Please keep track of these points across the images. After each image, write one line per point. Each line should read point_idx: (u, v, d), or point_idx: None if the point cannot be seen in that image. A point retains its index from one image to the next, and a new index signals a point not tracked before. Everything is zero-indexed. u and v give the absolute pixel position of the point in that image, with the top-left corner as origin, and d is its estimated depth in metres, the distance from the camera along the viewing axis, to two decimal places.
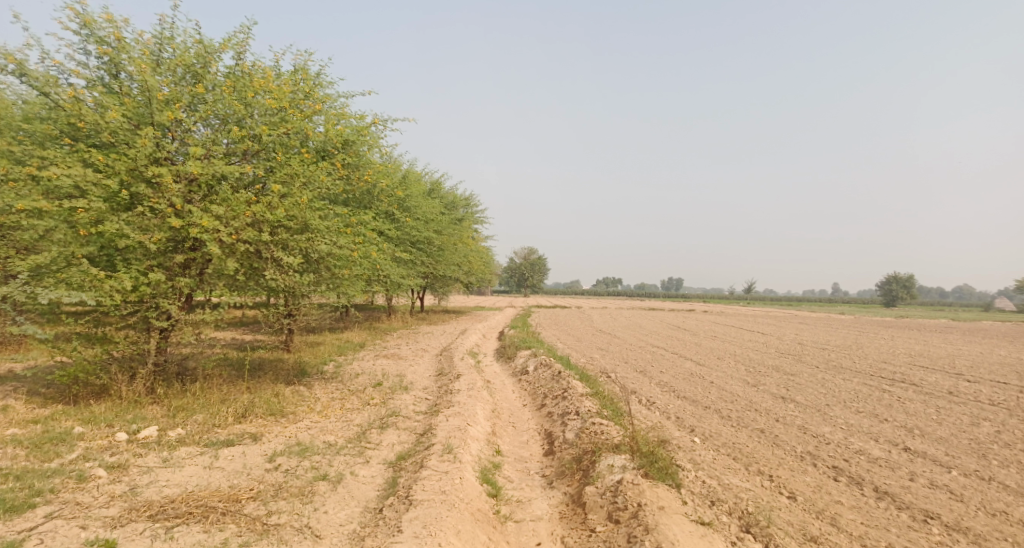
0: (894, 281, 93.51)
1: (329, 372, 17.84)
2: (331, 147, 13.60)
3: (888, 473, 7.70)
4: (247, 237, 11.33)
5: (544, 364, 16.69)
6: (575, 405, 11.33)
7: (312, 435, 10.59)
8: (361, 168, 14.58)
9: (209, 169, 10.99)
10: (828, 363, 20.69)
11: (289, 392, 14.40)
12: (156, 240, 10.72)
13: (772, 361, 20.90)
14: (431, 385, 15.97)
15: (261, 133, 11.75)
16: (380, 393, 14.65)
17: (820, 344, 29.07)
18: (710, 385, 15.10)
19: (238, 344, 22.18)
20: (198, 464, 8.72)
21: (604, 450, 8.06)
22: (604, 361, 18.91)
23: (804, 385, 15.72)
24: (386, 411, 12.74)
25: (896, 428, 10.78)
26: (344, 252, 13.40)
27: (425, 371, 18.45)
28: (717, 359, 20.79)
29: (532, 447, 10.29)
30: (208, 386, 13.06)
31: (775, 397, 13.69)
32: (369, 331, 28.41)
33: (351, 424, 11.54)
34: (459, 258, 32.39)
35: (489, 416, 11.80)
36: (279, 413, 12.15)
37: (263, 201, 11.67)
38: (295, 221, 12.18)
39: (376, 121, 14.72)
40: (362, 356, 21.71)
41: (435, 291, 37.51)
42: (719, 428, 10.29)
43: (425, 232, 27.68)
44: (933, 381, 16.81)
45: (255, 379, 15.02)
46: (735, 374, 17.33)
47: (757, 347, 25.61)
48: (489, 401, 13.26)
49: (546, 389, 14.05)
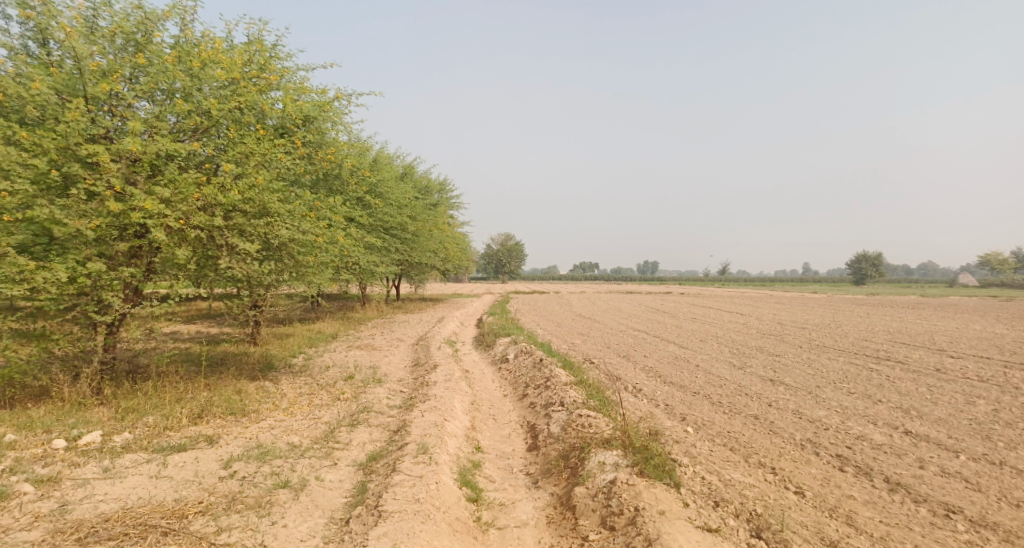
0: (863, 260, 95.03)
1: (298, 364, 16.98)
2: (290, 124, 12.63)
3: (895, 460, 7.20)
4: (198, 222, 10.41)
5: (524, 352, 16.04)
6: (559, 395, 10.68)
7: (275, 436, 9.77)
8: (325, 147, 13.61)
9: (153, 147, 10.02)
10: (811, 343, 20.36)
11: (253, 389, 13.52)
12: (95, 226, 9.76)
13: (755, 342, 20.56)
14: (406, 376, 15.20)
15: (212, 108, 10.75)
16: (352, 387, 13.83)
17: (799, 323, 28.88)
18: (696, 369, 14.58)
19: (202, 338, 21.10)
20: (142, 473, 7.88)
21: (593, 445, 7.41)
22: (586, 347, 18.32)
23: (791, 366, 15.31)
24: (357, 406, 11.96)
25: (892, 409, 10.35)
26: (309, 238, 12.49)
27: (400, 362, 17.67)
28: (700, 342, 20.34)
29: (514, 442, 9.62)
30: (162, 385, 12.15)
31: (764, 380, 13.21)
32: (342, 321, 27.46)
33: (319, 422, 10.74)
34: (435, 245, 31.47)
35: (467, 409, 11.09)
36: (240, 412, 11.29)
37: (215, 182, 10.72)
38: (252, 205, 11.24)
39: (340, 96, 13.73)
40: (334, 348, 20.82)
41: (410, 278, 36.56)
42: (711, 416, 9.73)
43: (398, 218, 26.72)
44: (919, 358, 16.55)
45: (216, 375, 14.11)
46: (720, 357, 16.86)
47: (738, 328, 25.33)
48: (467, 392, 12.55)
49: (528, 378, 13.38)
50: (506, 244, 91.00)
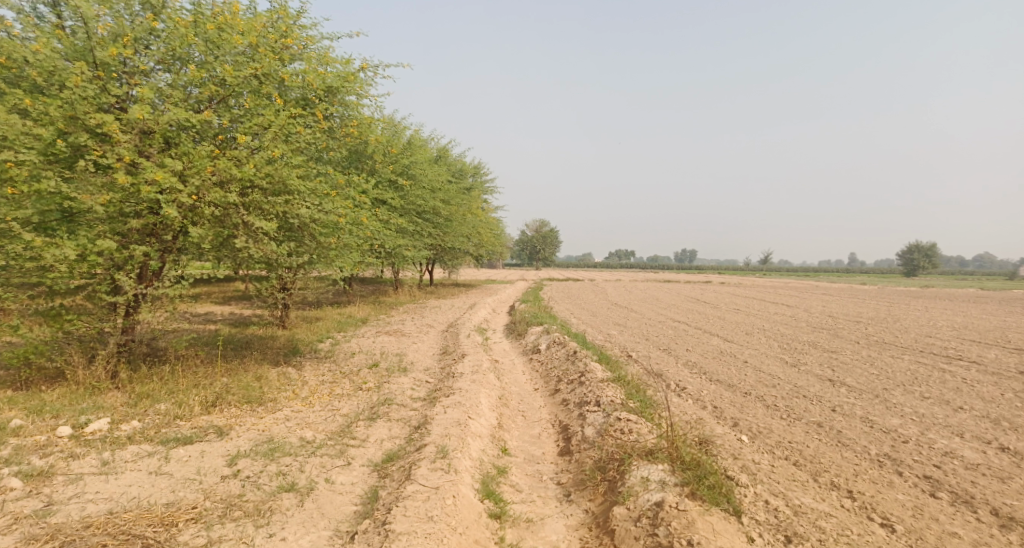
0: (915, 250, 90.72)
1: (324, 350, 16.40)
2: (312, 97, 11.88)
3: (1001, 486, 6.10)
4: (213, 199, 9.72)
5: (558, 342, 15.12)
6: (595, 393, 9.73)
7: (289, 429, 9.07)
8: (351, 122, 12.84)
9: (165, 117, 9.36)
10: (868, 338, 18.88)
11: (274, 375, 12.91)
12: (105, 202, 9.16)
13: (807, 336, 19.19)
14: (433, 366, 14.44)
15: (228, 75, 10.04)
16: (375, 377, 13.13)
17: (852, 316, 27.14)
18: (745, 366, 13.41)
19: (230, 321, 20.73)
20: (142, 468, 7.20)
21: (635, 457, 6.46)
22: (623, 338, 17.26)
23: (851, 364, 14.00)
24: (378, 397, 11.23)
25: (976, 419, 9.10)
26: (331, 218, 11.75)
27: (428, 350, 16.96)
28: (746, 335, 19.07)
29: (545, 445, 8.72)
30: (181, 370, 11.58)
31: (822, 380, 12.01)
32: (372, 306, 26.93)
33: (337, 414, 10.02)
34: (468, 230, 30.65)
35: (495, 405, 10.22)
36: (256, 401, 10.65)
37: (230, 155, 10.02)
38: (270, 181, 10.52)
39: (365, 67, 12.92)
40: (363, 333, 20.24)
41: (443, 263, 35.89)
42: (767, 422, 8.65)
43: (431, 201, 25.94)
44: (994, 358, 15.02)
45: (237, 360, 13.55)
46: (769, 352, 15.62)
47: (787, 321, 23.87)
48: (496, 386, 11.70)
49: (561, 373, 12.44)
50: (542, 230, 89.77)
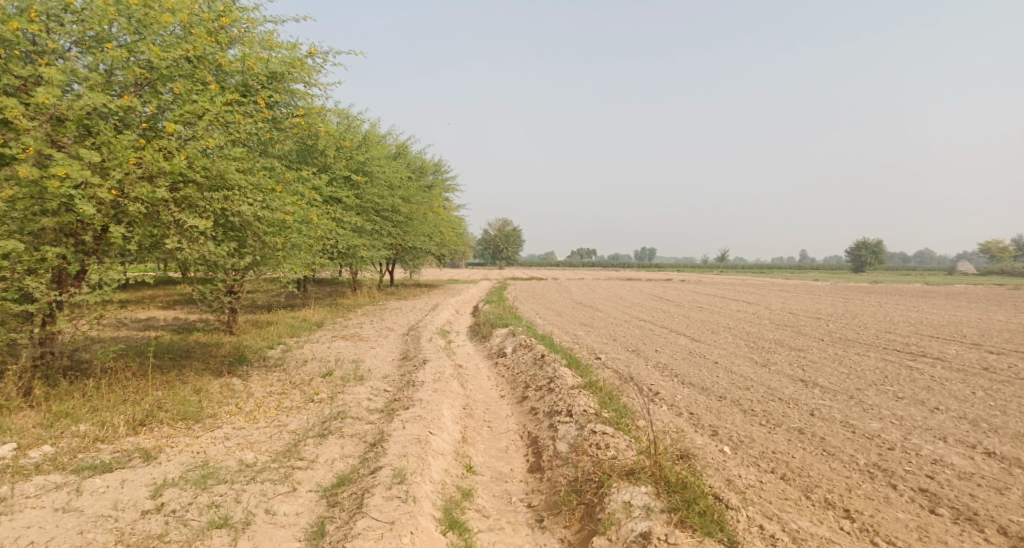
0: (863, 247, 93.40)
1: (273, 357, 15.39)
2: (253, 83, 10.96)
3: (1001, 500, 5.75)
4: (138, 195, 8.76)
5: (524, 345, 14.48)
6: (566, 401, 9.12)
7: (227, 450, 8.17)
8: (299, 112, 11.95)
9: (80, 102, 8.41)
10: (832, 335, 18.82)
11: (216, 388, 11.88)
12: (10, 198, 8.18)
13: (773, 334, 19.02)
14: (391, 373, 13.60)
15: (154, 57, 9.10)
16: (328, 386, 12.25)
17: (813, 313, 27.28)
18: (716, 367, 13.02)
19: (173, 328, 19.41)
20: (46, 505, 6.29)
21: (615, 477, 5.91)
22: (590, 340, 16.73)
23: (820, 363, 13.74)
24: (331, 410, 10.38)
25: (956, 420, 8.82)
26: (276, 216, 10.86)
27: (387, 355, 16.11)
28: (712, 334, 18.79)
29: (513, 460, 8.06)
30: (108, 385, 10.49)
31: (794, 381, 11.68)
32: (329, 309, 25.79)
33: (284, 431, 9.15)
34: (429, 229, 29.74)
35: (458, 416, 9.50)
36: (193, 417, 9.67)
37: (157, 146, 9.08)
38: (203, 173, 9.59)
39: (313, 52, 12.01)
40: (317, 338, 19.18)
41: (403, 264, 34.85)
42: (747, 429, 8.17)
43: (389, 199, 24.99)
44: (957, 354, 15.01)
45: (176, 371, 12.45)
46: (738, 352, 15.29)
47: (751, 319, 23.79)
48: (459, 395, 10.98)
49: (528, 379, 11.81)
50: (503, 229, 89.10)
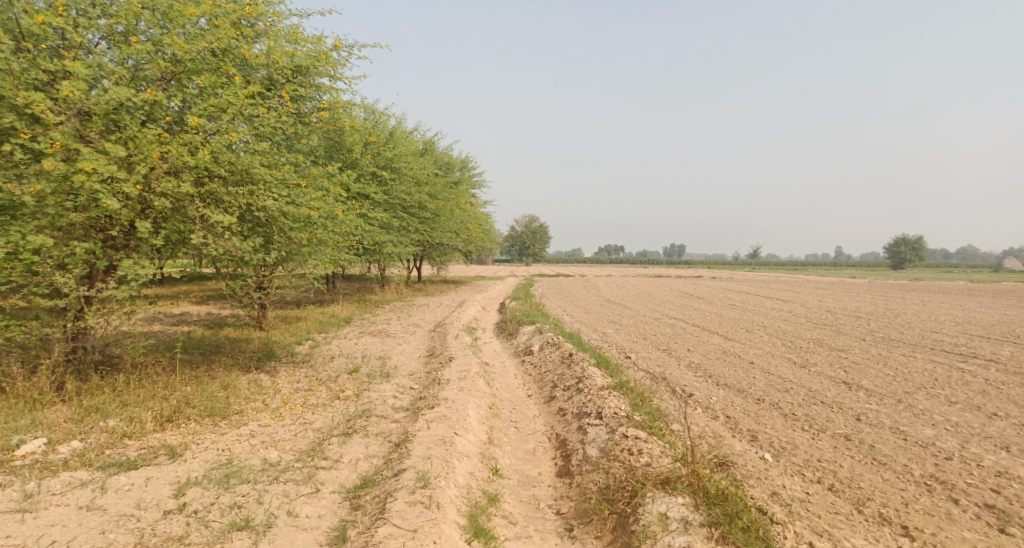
0: (902, 244, 90.52)
1: (301, 353, 15.34)
2: (279, 77, 10.85)
3: None
4: (164, 190, 8.69)
5: (552, 343, 14.17)
6: (596, 403, 8.81)
7: (252, 448, 8.05)
8: (325, 107, 11.81)
9: (106, 96, 8.36)
10: (873, 335, 18.08)
11: (243, 384, 11.83)
12: (38, 193, 8.17)
13: (810, 333, 18.35)
14: (418, 370, 13.42)
15: (179, 50, 9.01)
16: (354, 383, 12.12)
17: (851, 311, 26.37)
18: (752, 368, 12.53)
19: (204, 323, 19.57)
20: (69, 503, 6.21)
21: (649, 486, 5.65)
22: (620, 338, 16.33)
23: (862, 364, 13.14)
24: (356, 408, 10.22)
25: (1016, 428, 8.25)
26: (302, 212, 10.73)
27: (414, 352, 15.95)
28: (747, 333, 18.21)
29: (542, 463, 7.78)
30: (138, 380, 10.50)
31: (836, 383, 11.14)
32: (357, 305, 25.80)
33: (309, 429, 9.01)
34: (456, 225, 29.58)
35: (485, 417, 9.25)
36: (219, 414, 9.60)
37: (182, 140, 9.00)
38: (227, 167, 9.48)
39: (339, 45, 11.85)
40: (345, 334, 19.14)
41: (431, 260, 34.76)
42: (789, 435, 7.74)
43: (417, 195, 24.88)
44: (1010, 356, 14.22)
45: (204, 367, 12.45)
46: (775, 352, 14.74)
47: (786, 317, 23.06)
48: (486, 394, 10.74)
49: (557, 378, 11.50)
50: (531, 226, 88.71)
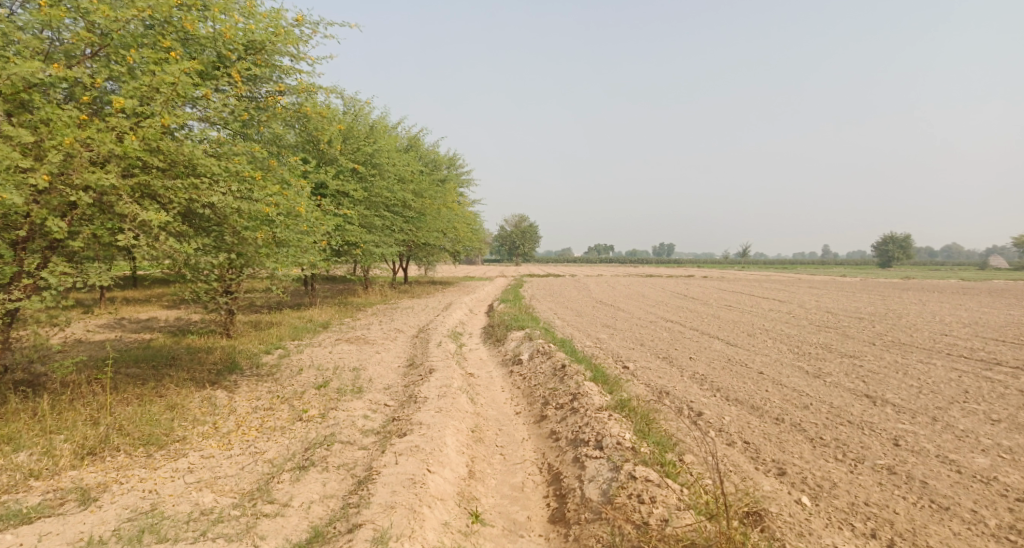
0: (890, 242, 90.20)
1: (268, 364, 13.99)
2: (229, 55, 9.50)
3: None
4: (84, 181, 7.33)
5: (542, 352, 12.93)
6: (595, 428, 7.60)
7: (185, 489, 6.75)
8: (287, 91, 10.44)
9: (9, 71, 7.03)
10: (882, 339, 16.99)
11: (195, 403, 10.47)
12: None
13: (817, 338, 17.22)
14: (394, 384, 12.08)
15: (104, 18, 7.69)
16: (322, 401, 10.82)
17: (852, 312, 25.38)
18: (763, 379, 11.37)
19: (169, 330, 18.11)
20: None
21: None
22: (615, 345, 15.12)
23: (881, 374, 11.97)
24: (320, 433, 8.93)
25: None
26: (257, 210, 9.35)
27: (392, 362, 14.64)
28: (750, 337, 17.09)
29: (531, 505, 6.56)
30: (67, 403, 9.12)
31: (859, 397, 9.99)
32: (337, 308, 24.36)
33: (259, 461, 7.70)
34: (443, 224, 28.25)
35: (466, 444, 8.01)
36: (156, 442, 8.25)
37: (107, 124, 7.66)
38: (163, 155, 8.13)
39: (301, 18, 10.52)
40: (319, 342, 17.75)
41: (416, 260, 33.36)
42: (823, 468, 6.57)
43: (399, 193, 23.54)
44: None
45: (153, 383, 11.08)
46: (784, 360, 13.56)
47: (788, 320, 21.96)
48: (468, 414, 9.45)
49: (548, 394, 10.28)
50: (521, 225, 87.28)
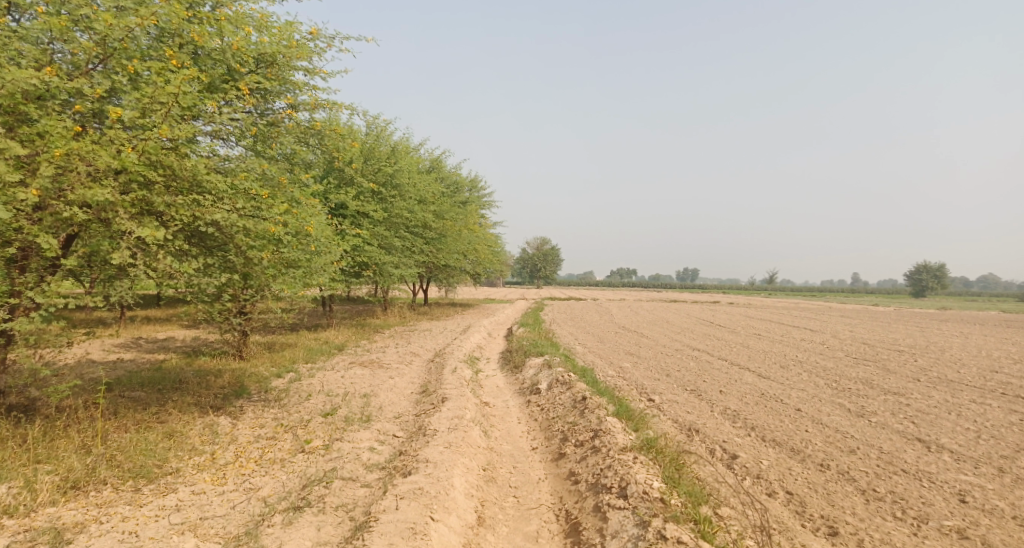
0: (923, 270, 87.65)
1: (277, 388, 13.45)
2: (239, 67, 9.11)
3: None
4: (78, 197, 6.86)
5: (562, 382, 12.19)
6: (618, 472, 6.88)
7: (168, 532, 6.21)
8: (300, 106, 10.03)
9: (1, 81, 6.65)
10: (927, 374, 15.92)
11: (196, 430, 9.93)
12: None
13: (855, 371, 16.21)
14: (406, 413, 11.45)
15: (105, 26, 7.33)
16: (328, 430, 10.21)
17: (889, 344, 24.18)
18: (801, 417, 10.49)
19: (182, 351, 17.74)
20: None
21: None
22: (639, 375, 14.31)
23: (931, 414, 11.01)
24: (321, 467, 8.30)
25: None
26: (264, 229, 8.87)
27: (405, 388, 14.01)
28: (783, 370, 16.14)
29: None
30: (60, 429, 8.62)
31: (911, 441, 9.09)
32: (354, 330, 23.87)
33: (252, 499, 7.09)
34: (464, 246, 27.75)
35: (476, 484, 7.34)
36: (146, 475, 7.68)
37: (104, 136, 7.24)
38: (164, 170, 7.67)
39: (314, 31, 10.14)
40: (333, 365, 17.22)
41: (436, 282, 32.86)
42: (880, 531, 5.78)
43: (420, 214, 23.13)
44: None
45: (154, 408, 10.58)
46: (822, 395, 12.63)
47: (822, 351, 20.90)
48: (480, 449, 8.78)
49: (567, 428, 9.55)
50: (543, 248, 86.67)
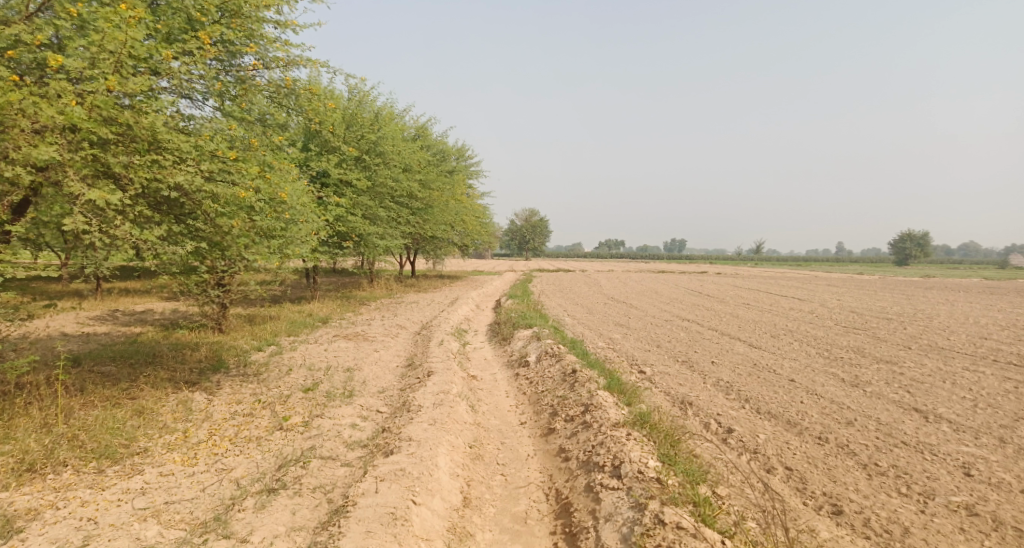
0: (908, 239, 88.24)
1: (256, 362, 13.00)
2: (201, 17, 8.44)
3: None
4: (21, 155, 6.31)
5: (551, 355, 11.83)
6: (610, 450, 6.55)
7: (130, 518, 5.86)
8: (269, 61, 9.37)
9: None
10: (919, 342, 15.76)
11: (169, 406, 9.50)
12: None
13: (847, 340, 16.01)
14: (390, 388, 11.06)
15: None
16: (308, 406, 9.81)
17: (878, 312, 24.10)
18: (796, 388, 10.22)
19: (161, 324, 17.21)
20: None
21: None
22: (630, 346, 14.00)
23: (927, 383, 10.78)
24: (299, 445, 7.92)
25: None
26: (233, 194, 8.30)
27: (390, 361, 13.61)
28: (775, 339, 15.91)
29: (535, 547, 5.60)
30: (19, 407, 8.13)
31: (909, 412, 8.85)
32: (339, 302, 23.36)
33: (224, 481, 6.71)
34: (451, 217, 27.15)
35: (462, 463, 6.99)
36: (111, 455, 7.25)
37: (48, 89, 6.64)
38: (117, 127, 7.07)
39: None
40: (316, 338, 16.77)
41: (423, 253, 32.31)
42: (885, 509, 5.51)
43: (405, 183, 22.47)
44: None
45: (125, 384, 10.12)
46: (816, 365, 12.39)
47: (812, 320, 20.74)
48: (467, 425, 8.42)
49: (557, 402, 9.21)
50: (531, 219, 85.97)
